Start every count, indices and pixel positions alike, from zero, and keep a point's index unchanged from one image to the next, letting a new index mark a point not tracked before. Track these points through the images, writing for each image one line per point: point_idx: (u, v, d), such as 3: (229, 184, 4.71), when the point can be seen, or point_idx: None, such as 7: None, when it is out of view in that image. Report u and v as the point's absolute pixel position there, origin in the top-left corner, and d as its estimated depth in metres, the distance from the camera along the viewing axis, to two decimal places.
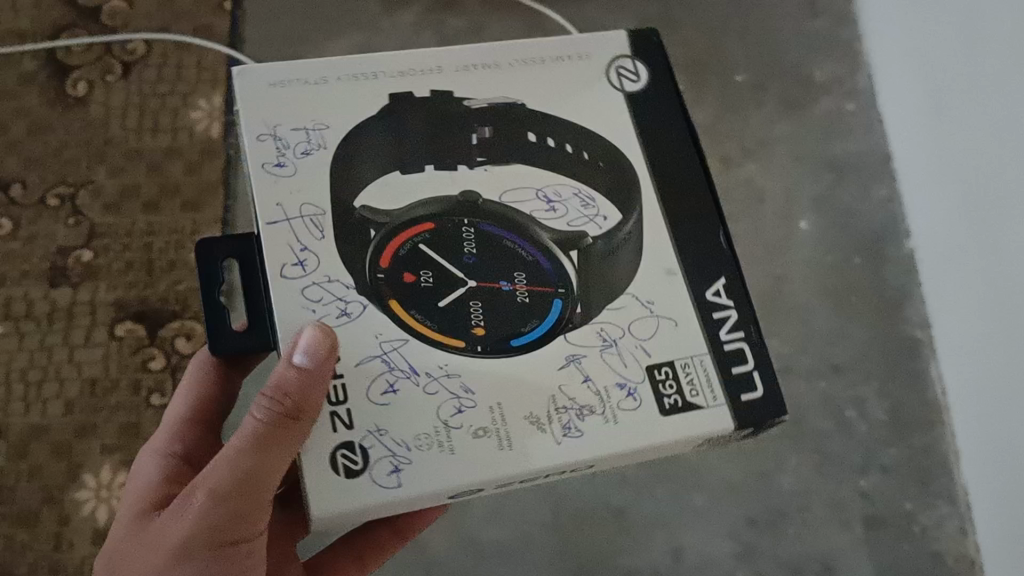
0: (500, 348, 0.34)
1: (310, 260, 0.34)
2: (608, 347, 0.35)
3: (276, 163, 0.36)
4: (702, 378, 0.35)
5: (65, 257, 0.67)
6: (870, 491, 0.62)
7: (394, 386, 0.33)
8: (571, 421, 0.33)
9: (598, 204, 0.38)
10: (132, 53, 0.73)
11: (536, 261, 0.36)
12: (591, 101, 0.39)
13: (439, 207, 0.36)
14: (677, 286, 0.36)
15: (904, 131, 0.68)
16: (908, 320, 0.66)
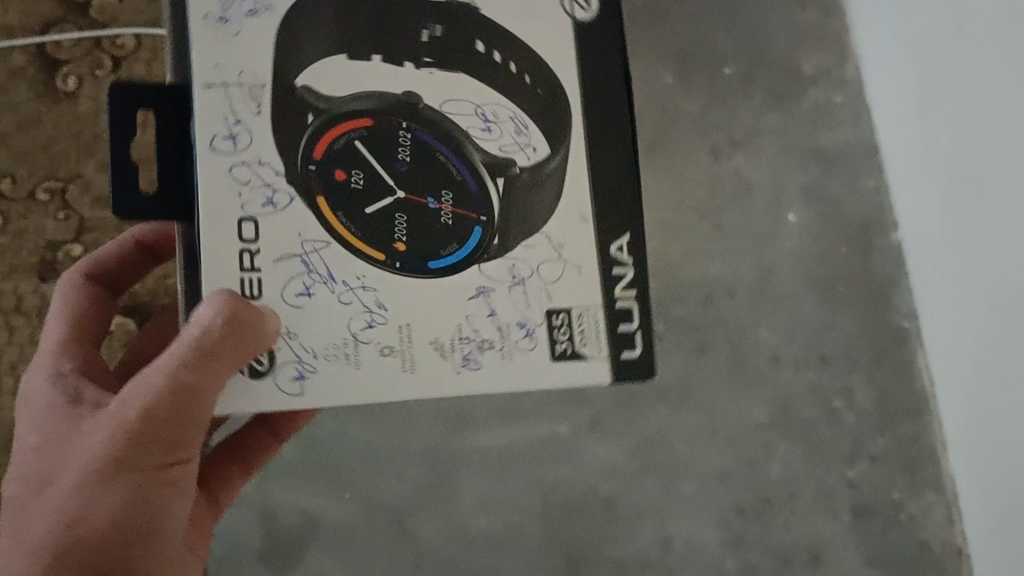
0: (419, 267, 0.34)
1: (243, 136, 0.33)
2: (516, 283, 0.35)
3: (220, 18, 0.33)
4: (596, 334, 0.36)
5: (55, 252, 0.68)
6: (857, 480, 0.63)
7: (309, 290, 0.33)
8: (471, 350, 0.35)
9: (530, 133, 0.36)
10: (122, 47, 0.72)
11: (463, 181, 0.35)
12: (540, 14, 0.36)
13: (378, 100, 0.34)
14: (587, 230, 0.36)
15: (893, 122, 0.68)
16: (895, 309, 0.67)
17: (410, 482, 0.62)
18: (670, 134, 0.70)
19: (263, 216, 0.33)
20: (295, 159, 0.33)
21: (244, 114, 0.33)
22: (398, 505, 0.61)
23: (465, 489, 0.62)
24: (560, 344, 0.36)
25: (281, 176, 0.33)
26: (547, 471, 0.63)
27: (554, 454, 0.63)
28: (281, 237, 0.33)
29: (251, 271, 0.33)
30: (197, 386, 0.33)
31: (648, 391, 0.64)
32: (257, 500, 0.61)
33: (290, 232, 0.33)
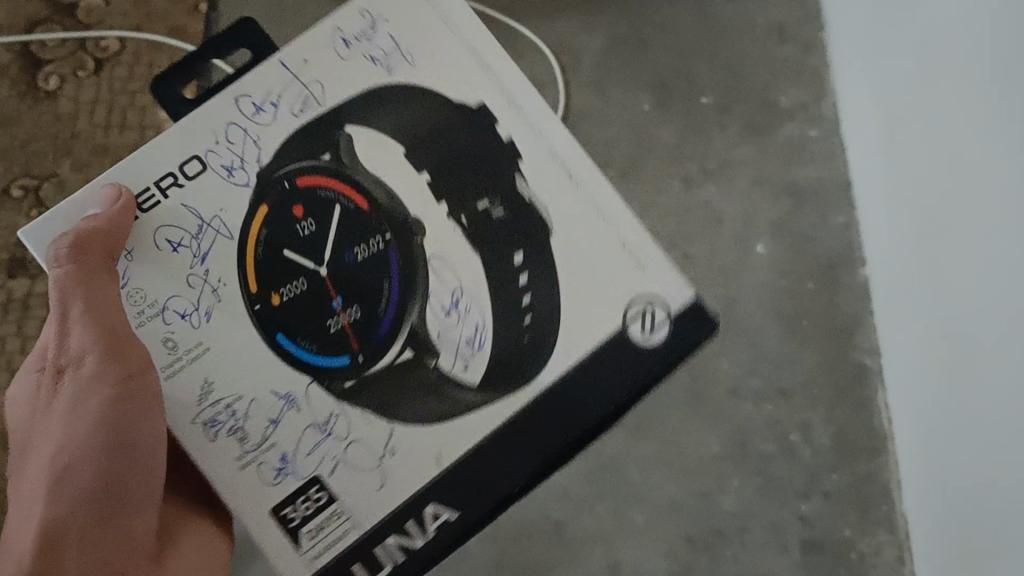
0: (269, 322, 0.48)
1: (264, 115, 0.51)
2: (319, 429, 0.48)
3: (345, 44, 0.51)
4: (316, 539, 0.47)
5: (25, 248, 0.69)
6: (810, 515, 0.63)
7: (178, 245, 0.49)
8: (222, 424, 0.47)
9: (477, 352, 0.49)
10: (106, 50, 0.73)
11: (381, 317, 0.49)
12: (600, 263, 0.50)
13: (386, 202, 0.50)
14: (427, 471, 0.48)
15: (864, 158, 0.68)
16: (858, 347, 0.66)
17: None
18: (642, 163, 0.71)
19: (212, 167, 0.50)
20: (284, 172, 0.50)
21: (284, 108, 0.51)
22: None
23: None
24: (291, 506, 0.47)
25: (255, 163, 0.50)
26: None
27: None
28: (201, 195, 0.49)
29: (160, 188, 0.49)
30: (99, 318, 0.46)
31: None
32: None
33: (212, 193, 0.49)
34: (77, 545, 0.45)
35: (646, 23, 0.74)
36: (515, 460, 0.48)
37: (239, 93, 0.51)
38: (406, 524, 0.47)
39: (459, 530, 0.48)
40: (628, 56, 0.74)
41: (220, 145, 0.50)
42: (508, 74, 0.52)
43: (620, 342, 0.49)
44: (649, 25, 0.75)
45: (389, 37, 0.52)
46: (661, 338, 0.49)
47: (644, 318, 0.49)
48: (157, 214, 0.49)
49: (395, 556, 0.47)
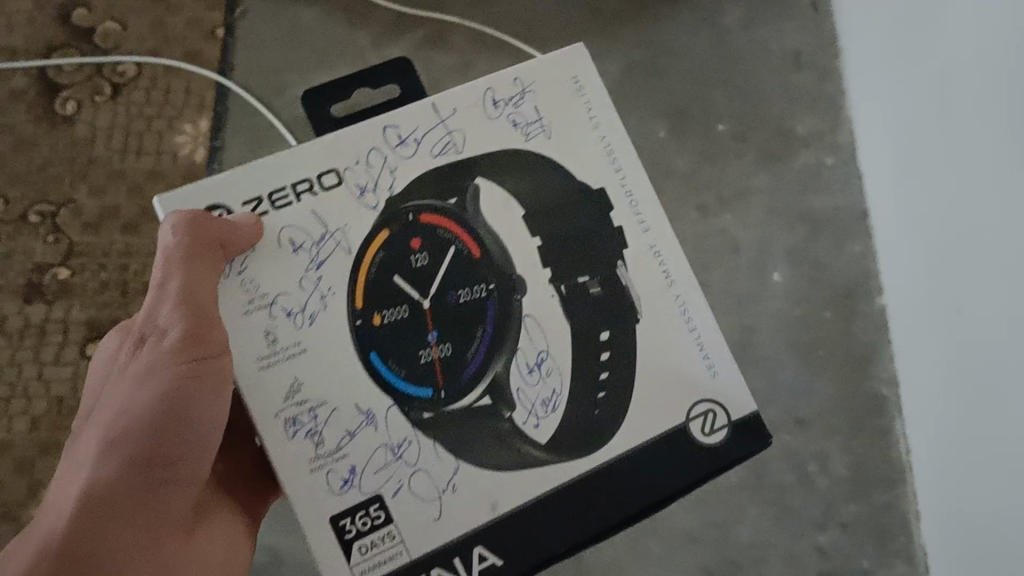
0: (365, 344, 0.44)
1: (405, 150, 0.48)
2: (391, 450, 0.44)
3: (492, 100, 0.49)
4: (367, 557, 0.42)
5: (41, 274, 0.69)
6: (827, 546, 0.63)
7: (299, 247, 0.45)
8: (301, 425, 0.43)
9: (549, 414, 0.46)
10: (123, 75, 0.73)
11: (467, 360, 0.46)
12: (672, 357, 0.47)
13: (500, 256, 0.47)
14: (483, 515, 0.44)
15: (881, 188, 0.68)
16: (875, 377, 0.66)
17: None
18: (661, 189, 0.71)
19: (348, 186, 0.46)
20: (418, 200, 0.47)
21: (424, 149, 0.48)
22: None
23: None
24: (349, 519, 0.42)
25: (389, 191, 0.47)
26: None
27: None
28: (333, 207, 0.46)
29: (295, 192, 0.46)
30: (191, 292, 0.42)
31: None
32: None
33: (341, 210, 0.46)
34: (117, 523, 0.40)
35: (663, 49, 0.74)
36: (565, 524, 0.44)
37: (388, 121, 0.48)
38: (452, 560, 0.43)
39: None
40: (646, 82, 0.73)
41: (359, 165, 0.47)
42: (631, 162, 0.49)
43: (675, 436, 0.46)
44: (666, 52, 0.74)
45: (535, 108, 0.49)
46: (717, 443, 0.46)
47: (706, 418, 0.46)
48: (287, 215, 0.45)
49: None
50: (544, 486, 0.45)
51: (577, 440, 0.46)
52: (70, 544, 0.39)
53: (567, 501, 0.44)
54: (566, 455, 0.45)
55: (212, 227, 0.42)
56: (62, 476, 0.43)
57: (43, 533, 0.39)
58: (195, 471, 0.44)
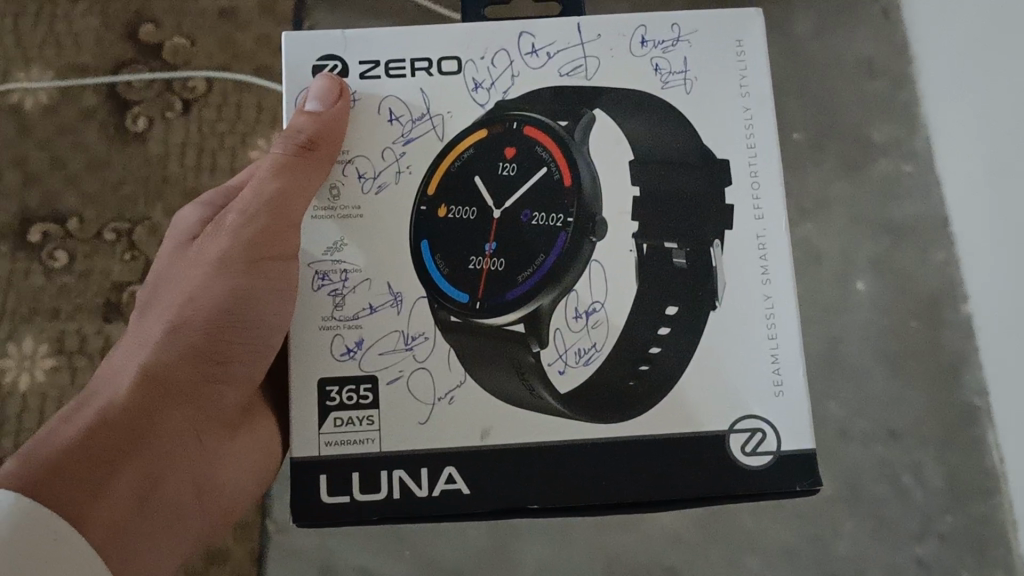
0: (422, 229, 0.45)
1: (535, 60, 0.47)
2: (403, 338, 0.45)
3: (641, 40, 0.47)
4: (339, 431, 0.44)
5: (120, 292, 0.68)
6: (926, 558, 0.63)
7: (395, 119, 0.46)
8: (328, 281, 0.45)
9: (579, 363, 0.45)
10: (193, 90, 0.72)
11: (517, 282, 0.45)
12: (742, 354, 0.44)
13: (589, 191, 0.45)
14: (470, 442, 0.44)
15: (963, 194, 0.67)
16: (965, 386, 0.65)
17: (471, 544, 0.63)
18: None
19: (465, 76, 0.47)
20: (531, 115, 0.46)
21: (553, 66, 0.47)
22: (457, 566, 0.62)
23: (527, 553, 0.63)
24: (337, 387, 0.44)
25: (500, 93, 0.47)
26: (611, 538, 0.63)
27: (621, 519, 0.63)
28: (444, 92, 0.46)
29: (412, 68, 0.47)
30: (282, 190, 0.45)
31: None
32: (316, 559, 0.63)
33: (449, 96, 0.47)
34: (167, 411, 0.43)
35: None
36: (551, 486, 0.43)
37: (526, 27, 0.47)
38: (418, 470, 0.43)
39: (447, 514, 0.44)
40: None
41: (484, 60, 0.47)
42: (767, 142, 0.46)
43: (711, 440, 0.44)
44: None
45: (683, 57, 0.47)
46: (755, 466, 0.43)
47: (750, 436, 0.44)
48: (399, 85, 0.47)
49: (392, 490, 0.43)
50: (571, 433, 0.44)
51: (616, 405, 0.44)
52: (133, 416, 0.42)
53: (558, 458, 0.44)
54: (599, 417, 0.44)
55: (319, 127, 0.45)
56: (130, 343, 0.46)
57: (107, 397, 0.43)
58: (252, 369, 0.47)
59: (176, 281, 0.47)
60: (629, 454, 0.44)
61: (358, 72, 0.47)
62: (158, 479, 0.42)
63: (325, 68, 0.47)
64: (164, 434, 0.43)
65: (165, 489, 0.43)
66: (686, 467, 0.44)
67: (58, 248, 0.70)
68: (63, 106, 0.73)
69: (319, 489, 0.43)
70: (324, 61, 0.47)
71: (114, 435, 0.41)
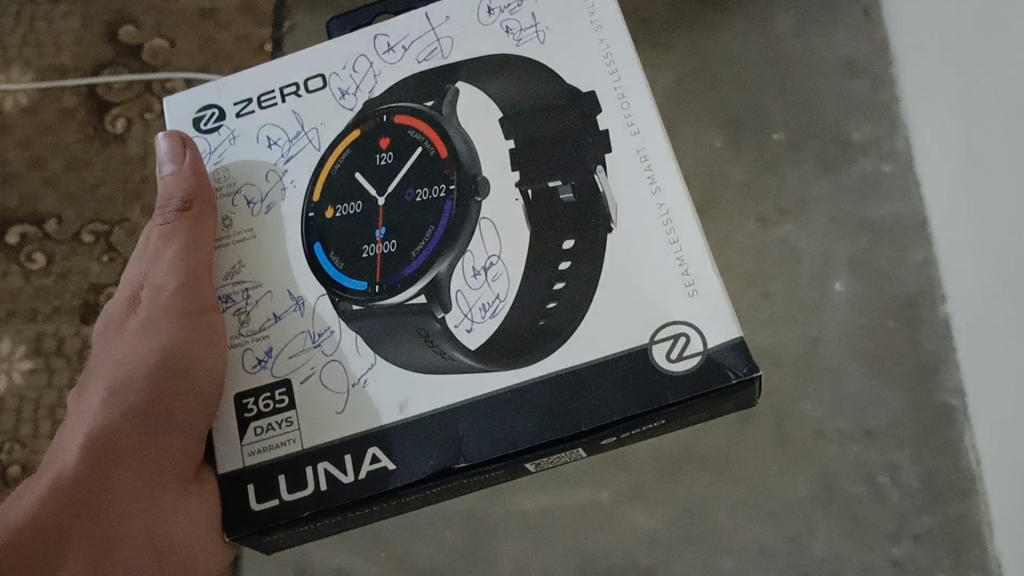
0: (314, 235, 0.53)
1: (393, 54, 0.56)
2: (308, 334, 0.52)
3: (488, 11, 0.55)
4: (259, 438, 0.51)
5: (97, 294, 0.69)
6: (902, 559, 0.61)
7: (273, 142, 0.55)
8: (234, 302, 0.54)
9: (483, 320, 0.50)
10: (172, 91, 0.73)
11: (408, 256, 0.52)
12: (648, 272, 0.49)
13: (467, 158, 0.52)
14: (391, 415, 0.49)
15: (942, 194, 0.67)
16: (942, 386, 0.65)
17: (447, 546, 0.63)
18: (717, 201, 0.71)
19: (330, 88, 0.56)
20: (394, 105, 0.55)
21: (410, 55, 0.56)
22: (431, 567, 0.63)
23: (501, 553, 0.63)
24: (252, 398, 0.52)
25: (365, 94, 0.55)
26: (585, 538, 0.63)
27: (595, 520, 0.63)
28: (314, 106, 0.56)
29: (280, 94, 0.56)
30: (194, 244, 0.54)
31: (692, 460, 0.64)
32: (292, 560, 0.64)
33: (318, 109, 0.55)
34: (113, 474, 0.51)
35: (714, 59, 0.75)
36: (481, 429, 0.48)
37: (377, 31, 0.56)
38: (343, 457, 0.49)
39: (397, 486, 0.49)
40: (697, 92, 0.75)
41: (344, 71, 0.56)
42: (626, 60, 0.53)
43: (635, 356, 0.48)
44: (718, 62, 0.75)
45: (532, 14, 0.55)
46: (685, 369, 0.47)
47: (674, 344, 0.48)
48: (271, 113, 0.56)
49: (318, 483, 0.49)
50: (494, 385, 0.49)
51: (535, 344, 0.49)
52: (84, 482, 0.50)
53: (484, 407, 0.49)
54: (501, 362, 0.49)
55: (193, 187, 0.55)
56: (73, 430, 0.54)
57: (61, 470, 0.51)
58: (195, 417, 0.51)
59: (110, 359, 0.55)
60: (561, 386, 0.48)
61: (234, 112, 0.56)
62: (111, 537, 0.50)
63: (202, 119, 0.57)
64: (119, 488, 0.51)
65: (124, 545, 0.50)
66: (619, 389, 0.48)
67: (36, 250, 0.71)
68: (43, 107, 0.75)
69: (249, 499, 0.50)
70: (199, 114, 0.57)
71: (71, 504, 0.50)
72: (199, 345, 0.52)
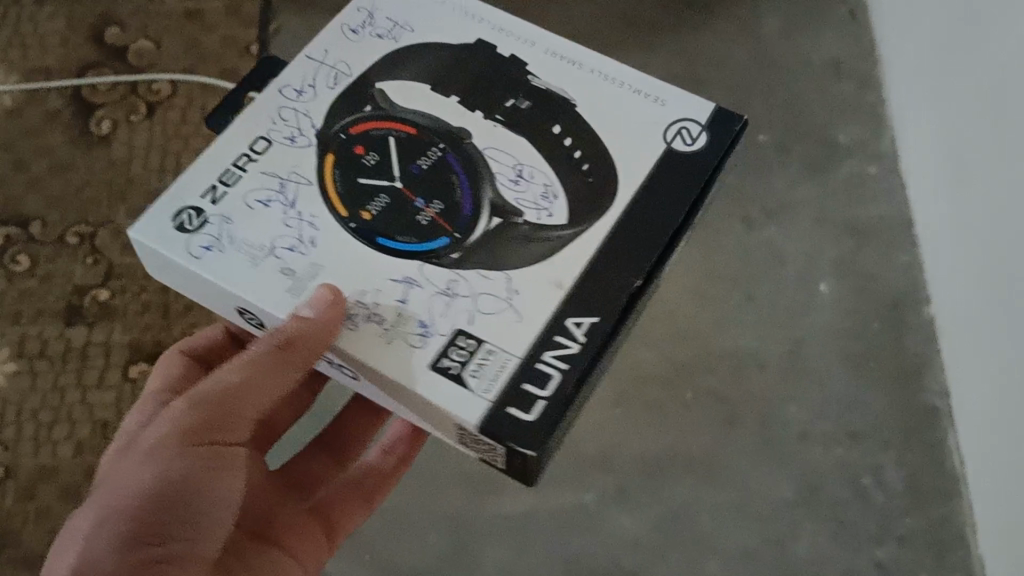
0: (366, 234, 0.41)
1: (308, 91, 0.45)
2: (444, 294, 0.40)
3: (352, 29, 0.47)
4: (481, 374, 0.38)
5: (81, 296, 0.70)
6: (886, 560, 0.61)
7: (267, 202, 0.41)
8: (357, 316, 0.39)
9: (551, 204, 0.42)
10: (157, 93, 0.75)
11: (457, 206, 0.42)
12: (630, 124, 0.44)
13: (429, 121, 0.44)
14: (555, 298, 0.39)
15: (926, 197, 0.67)
16: (927, 388, 0.65)
17: (429, 547, 0.63)
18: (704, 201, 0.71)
19: (277, 140, 0.43)
20: (331, 127, 0.44)
21: (321, 89, 0.45)
22: (416, 570, 0.62)
23: (484, 557, 0.62)
24: (446, 356, 0.38)
25: (311, 130, 0.44)
26: (568, 540, 0.63)
27: (579, 522, 0.63)
28: (279, 158, 0.43)
29: (238, 167, 0.42)
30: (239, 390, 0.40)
31: (675, 461, 0.64)
32: None
33: (287, 158, 0.43)
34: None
35: (701, 60, 0.75)
36: (613, 270, 0.40)
37: (278, 83, 0.45)
38: (554, 337, 0.38)
39: (612, 331, 0.39)
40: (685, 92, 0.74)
41: (277, 122, 0.44)
42: (522, 26, 0.47)
43: (667, 160, 0.43)
44: (704, 63, 0.75)
45: (388, 17, 0.48)
46: (703, 142, 0.44)
47: (683, 133, 0.44)
48: (245, 182, 0.42)
49: (558, 366, 0.38)
50: (582, 265, 0.40)
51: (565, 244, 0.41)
52: None
53: (604, 265, 0.40)
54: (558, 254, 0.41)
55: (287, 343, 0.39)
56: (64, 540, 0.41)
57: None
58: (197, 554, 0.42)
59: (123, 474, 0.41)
60: (625, 237, 0.41)
61: (209, 202, 0.41)
62: None
63: (182, 224, 0.41)
64: None
65: None
66: (681, 191, 0.42)
67: (21, 252, 0.71)
68: (27, 109, 0.75)
69: (520, 416, 0.36)
70: (175, 219, 0.41)
71: None
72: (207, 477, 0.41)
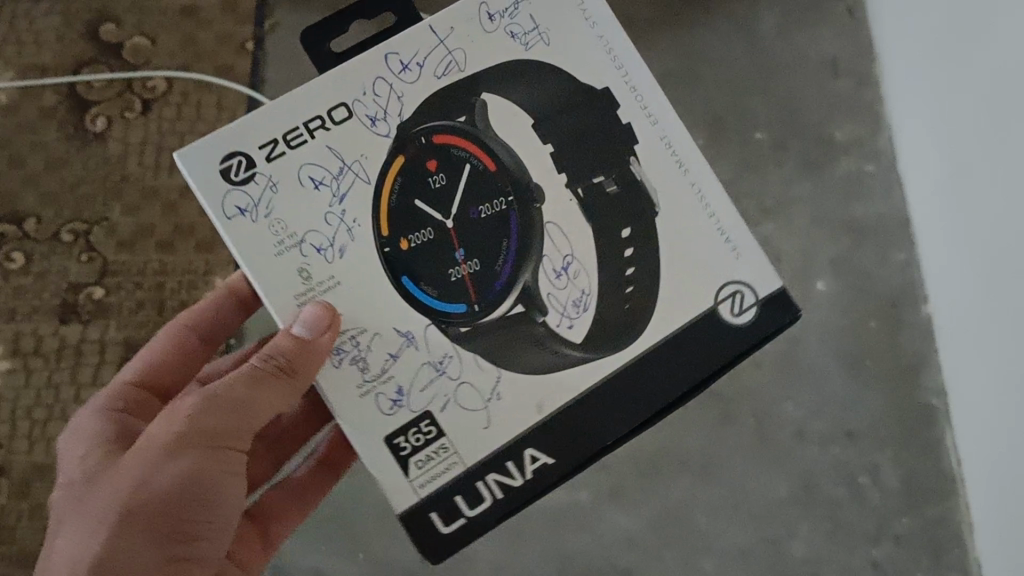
0: (397, 265, 0.45)
1: (411, 74, 0.47)
2: (434, 366, 0.45)
3: (489, 14, 0.47)
4: (423, 471, 0.44)
5: (76, 293, 0.70)
6: (881, 560, 0.61)
7: (319, 183, 0.45)
8: (346, 353, 0.44)
9: (578, 315, 0.46)
10: (152, 89, 0.74)
11: (494, 271, 0.46)
12: (701, 254, 0.47)
13: (514, 168, 0.46)
14: (529, 418, 0.45)
15: (924, 196, 0.67)
16: (924, 387, 0.65)
17: None
18: None
19: (357, 115, 0.46)
20: (423, 126, 0.46)
21: (427, 71, 0.47)
22: (410, 566, 0.62)
23: (478, 555, 0.63)
24: (403, 437, 0.44)
25: (396, 119, 0.46)
26: (563, 538, 0.63)
27: (573, 521, 0.63)
28: (345, 139, 0.45)
29: (307, 131, 0.45)
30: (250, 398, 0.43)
31: (671, 460, 0.64)
32: None
33: (354, 141, 0.45)
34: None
35: (699, 57, 0.75)
36: (620, 414, 0.45)
37: (388, 48, 0.47)
38: (506, 464, 0.45)
39: (556, 479, 0.45)
40: (682, 89, 0.74)
41: (366, 95, 0.46)
42: (655, 95, 0.48)
43: (706, 312, 0.46)
44: (702, 59, 0.75)
45: (531, 16, 0.48)
46: (746, 322, 0.46)
47: (735, 299, 0.46)
48: (303, 151, 0.45)
49: (495, 493, 0.45)
50: (586, 384, 0.46)
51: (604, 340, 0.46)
52: None
53: (609, 396, 0.46)
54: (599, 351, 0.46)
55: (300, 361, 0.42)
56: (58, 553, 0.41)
57: None
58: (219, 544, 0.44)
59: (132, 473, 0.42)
60: (636, 374, 0.46)
61: (261, 156, 0.44)
62: None
63: (229, 169, 0.44)
64: None
65: None
66: (699, 356, 0.46)
67: (14, 250, 0.72)
68: (22, 105, 0.75)
69: (437, 522, 0.44)
70: (223, 162, 0.44)
71: None
72: (224, 470, 0.43)
